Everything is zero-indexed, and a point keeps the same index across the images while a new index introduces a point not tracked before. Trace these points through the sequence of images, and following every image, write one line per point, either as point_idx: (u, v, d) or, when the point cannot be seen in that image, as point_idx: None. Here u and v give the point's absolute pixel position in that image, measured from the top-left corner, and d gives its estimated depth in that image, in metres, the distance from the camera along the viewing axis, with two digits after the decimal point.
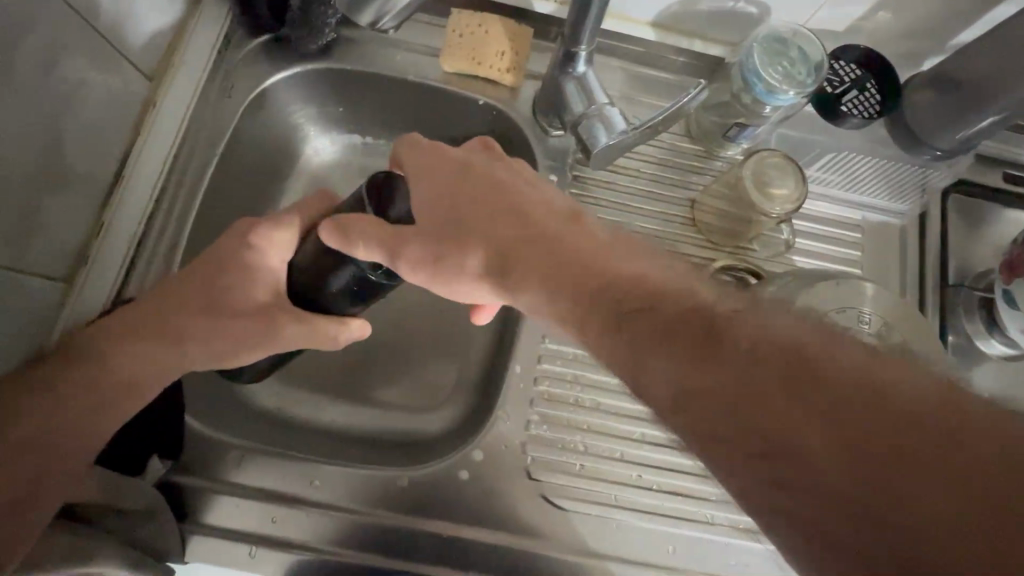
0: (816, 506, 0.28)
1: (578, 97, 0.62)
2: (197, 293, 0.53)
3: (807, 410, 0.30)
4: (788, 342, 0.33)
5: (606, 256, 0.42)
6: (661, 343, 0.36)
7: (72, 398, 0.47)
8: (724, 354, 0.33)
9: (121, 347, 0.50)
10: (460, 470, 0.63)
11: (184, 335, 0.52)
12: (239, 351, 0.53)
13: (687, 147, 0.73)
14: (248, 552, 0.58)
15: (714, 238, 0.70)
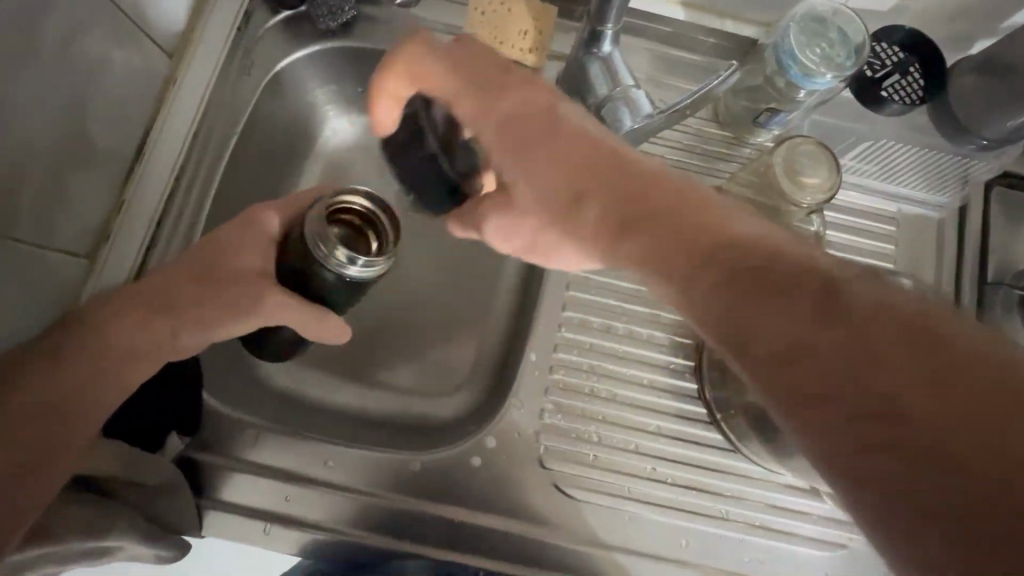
0: (904, 475, 0.25)
1: (602, 79, 0.60)
2: (208, 265, 0.50)
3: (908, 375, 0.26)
4: (898, 302, 0.29)
5: (703, 210, 0.36)
6: (765, 295, 0.31)
7: (74, 367, 0.46)
8: (840, 309, 0.29)
9: (124, 321, 0.48)
10: (472, 456, 0.62)
11: (180, 304, 0.49)
12: (239, 322, 0.51)
13: (714, 132, 0.70)
14: (264, 528, 0.59)
15: None
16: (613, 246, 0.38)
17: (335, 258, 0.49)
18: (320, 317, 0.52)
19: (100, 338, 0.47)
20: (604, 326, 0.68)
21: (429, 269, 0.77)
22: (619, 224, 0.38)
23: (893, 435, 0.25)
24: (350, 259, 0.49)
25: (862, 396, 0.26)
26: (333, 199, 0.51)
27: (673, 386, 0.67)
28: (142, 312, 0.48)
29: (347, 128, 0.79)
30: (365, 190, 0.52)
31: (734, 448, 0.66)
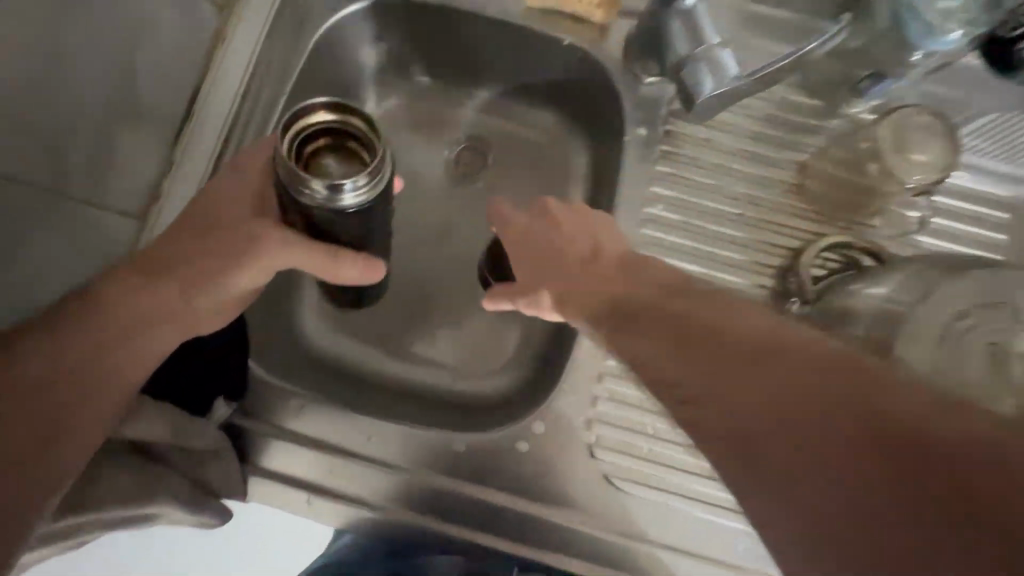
0: (785, 493, 0.27)
1: (683, 37, 0.53)
2: (214, 226, 0.49)
3: (849, 421, 0.27)
4: (824, 350, 0.31)
5: (628, 270, 0.45)
6: (663, 335, 0.37)
7: (100, 336, 0.44)
8: (715, 345, 0.34)
9: (175, 284, 0.47)
10: (518, 441, 0.59)
11: (172, 264, 0.47)
12: (238, 274, 0.48)
13: (802, 101, 0.63)
14: (306, 499, 0.60)
15: (824, 209, 0.61)
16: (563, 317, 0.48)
17: (318, 194, 0.42)
18: (338, 259, 0.49)
19: (103, 310, 0.45)
20: None
21: (476, 243, 0.74)
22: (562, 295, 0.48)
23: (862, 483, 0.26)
24: (334, 189, 0.42)
25: (817, 447, 0.27)
26: (294, 124, 0.44)
27: None
28: (138, 280, 0.47)
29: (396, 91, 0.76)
30: (323, 102, 0.45)
31: None
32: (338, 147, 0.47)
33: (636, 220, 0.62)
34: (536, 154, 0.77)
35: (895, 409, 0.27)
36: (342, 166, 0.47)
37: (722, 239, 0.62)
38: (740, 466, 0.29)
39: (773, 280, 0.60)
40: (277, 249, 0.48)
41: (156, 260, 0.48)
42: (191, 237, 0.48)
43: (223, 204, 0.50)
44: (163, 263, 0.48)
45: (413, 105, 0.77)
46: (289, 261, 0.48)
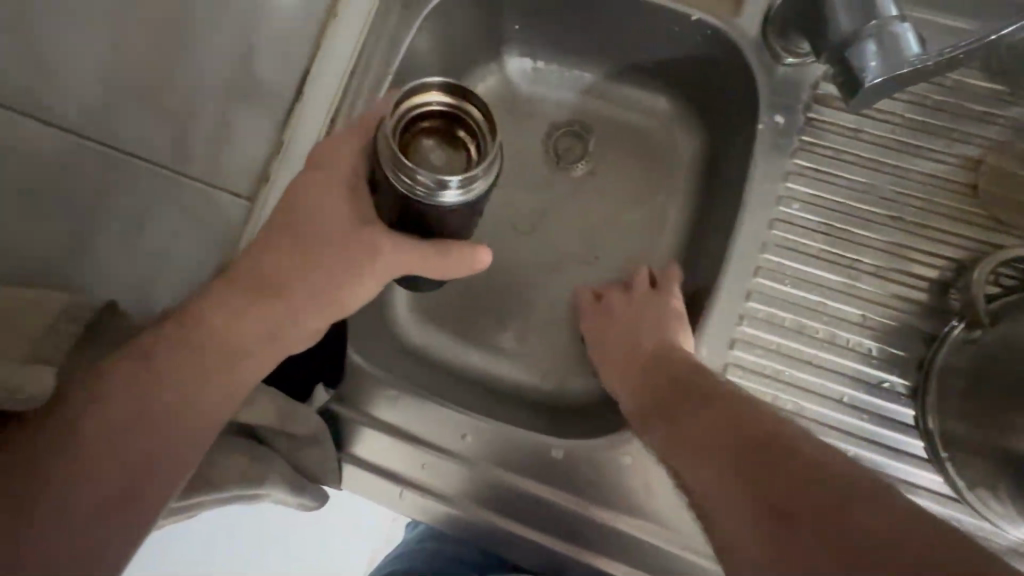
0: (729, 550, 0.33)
1: (851, 8, 0.46)
2: (326, 211, 0.46)
3: (767, 491, 0.33)
4: (764, 425, 0.37)
5: (647, 344, 0.54)
6: (662, 409, 0.45)
7: (206, 359, 0.43)
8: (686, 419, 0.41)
9: (277, 290, 0.46)
10: (621, 453, 0.55)
11: (284, 283, 0.46)
12: (359, 286, 0.46)
13: (982, 86, 0.53)
14: (399, 492, 0.57)
15: (1001, 216, 0.52)
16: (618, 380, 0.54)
17: (421, 185, 0.38)
18: (449, 251, 0.45)
19: (193, 339, 0.43)
20: (798, 326, 0.53)
21: (571, 236, 0.70)
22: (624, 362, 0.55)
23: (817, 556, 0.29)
24: (439, 182, 0.38)
25: (775, 529, 0.31)
26: (404, 105, 0.41)
27: (875, 405, 0.51)
28: (248, 295, 0.45)
29: (496, 70, 0.72)
30: (437, 83, 0.41)
31: (958, 497, 0.49)
32: (444, 131, 0.42)
33: (764, 220, 0.54)
34: (640, 143, 0.71)
35: (808, 487, 0.32)
36: (445, 154, 0.42)
37: (867, 246, 0.54)
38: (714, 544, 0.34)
39: (929, 295, 0.52)
40: (393, 250, 0.45)
41: (267, 241, 0.46)
42: (297, 259, 0.46)
43: (328, 200, 0.46)
44: (265, 267, 0.46)
45: (512, 86, 0.73)
46: (402, 261, 0.45)
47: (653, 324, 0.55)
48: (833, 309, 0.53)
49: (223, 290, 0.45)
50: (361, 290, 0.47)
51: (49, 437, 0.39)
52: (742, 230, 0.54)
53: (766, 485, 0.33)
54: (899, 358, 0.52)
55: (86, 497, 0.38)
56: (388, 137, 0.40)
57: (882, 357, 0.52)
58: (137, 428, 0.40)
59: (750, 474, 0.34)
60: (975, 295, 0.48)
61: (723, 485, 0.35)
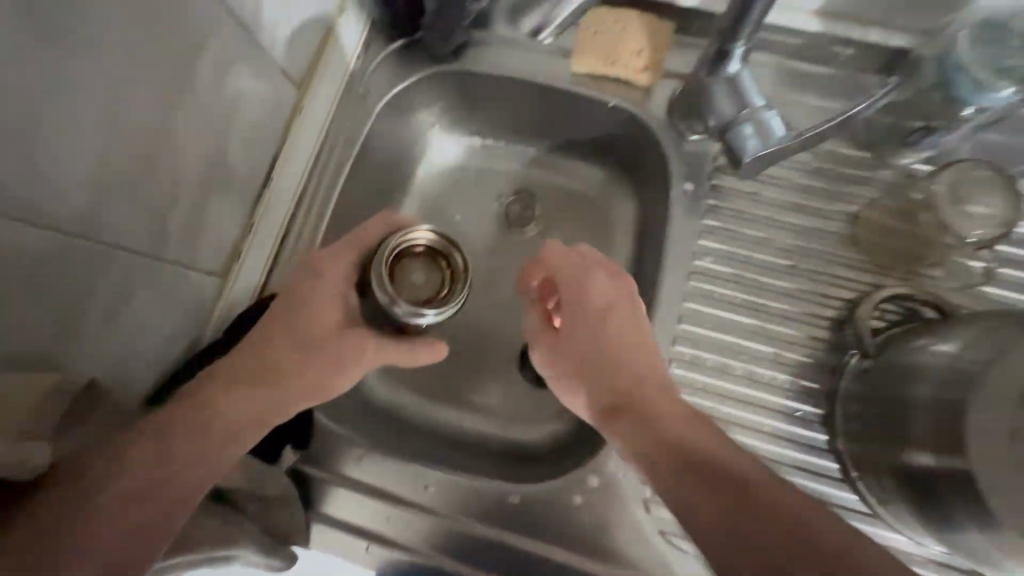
0: None
1: (727, 100, 0.56)
2: (321, 307, 0.53)
3: (809, 545, 0.37)
4: (767, 478, 0.42)
5: (619, 360, 0.51)
6: (664, 454, 0.45)
7: (191, 440, 0.44)
8: (703, 470, 0.43)
9: (284, 377, 0.51)
10: (573, 494, 0.59)
11: (280, 374, 0.51)
12: (342, 377, 0.53)
13: (852, 154, 0.63)
14: (365, 547, 0.59)
15: (880, 260, 0.60)
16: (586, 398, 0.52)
17: (400, 309, 0.53)
18: (416, 349, 0.56)
19: (197, 421, 0.45)
20: (720, 365, 0.60)
21: (524, 293, 0.76)
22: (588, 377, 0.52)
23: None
24: (416, 312, 0.53)
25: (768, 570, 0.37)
26: (398, 240, 0.53)
27: (793, 433, 0.58)
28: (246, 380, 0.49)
29: (449, 148, 0.81)
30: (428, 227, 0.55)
31: (872, 512, 0.54)
32: (426, 258, 0.55)
33: (684, 273, 0.62)
34: (581, 207, 0.80)
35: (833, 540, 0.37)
36: (422, 275, 0.55)
37: (775, 291, 0.62)
38: None
39: (830, 332, 0.60)
40: (374, 349, 0.54)
41: (259, 330, 0.52)
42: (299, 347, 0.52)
43: (322, 303, 0.53)
44: (275, 354, 0.51)
45: (465, 162, 0.82)
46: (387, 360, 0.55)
47: (631, 333, 0.52)
48: (750, 348, 0.60)
49: (218, 378, 0.48)
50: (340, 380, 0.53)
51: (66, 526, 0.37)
52: (666, 283, 0.62)
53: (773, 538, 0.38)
54: (811, 389, 0.59)
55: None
56: (383, 267, 0.53)
57: (795, 389, 0.59)
58: (144, 496, 0.40)
59: (743, 520, 0.39)
60: (862, 330, 0.55)
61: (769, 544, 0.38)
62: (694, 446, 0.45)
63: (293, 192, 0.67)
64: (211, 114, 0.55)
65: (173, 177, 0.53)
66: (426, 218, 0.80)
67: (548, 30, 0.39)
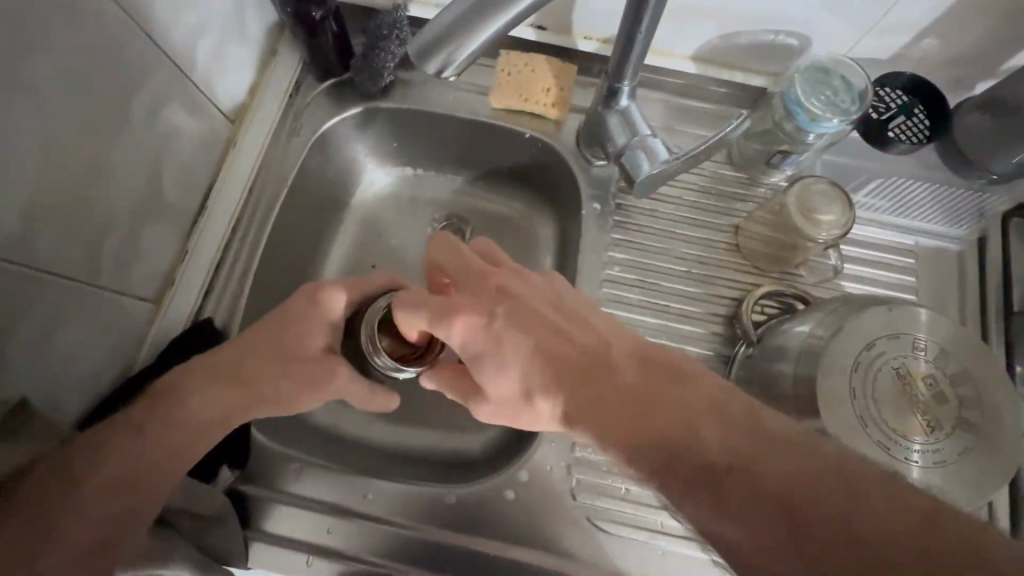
0: (757, 528, 0.38)
1: (621, 130, 0.65)
2: (308, 323, 0.56)
3: (765, 466, 0.39)
4: (718, 407, 0.43)
5: (537, 327, 0.48)
6: (604, 412, 0.44)
7: (165, 435, 0.48)
8: (648, 418, 0.43)
9: (259, 391, 0.53)
10: (505, 489, 0.63)
11: (258, 381, 0.53)
12: (315, 392, 0.56)
13: (730, 175, 0.74)
14: (305, 560, 0.60)
15: (759, 262, 0.70)
16: (510, 378, 0.49)
17: (380, 360, 0.57)
18: (377, 393, 0.60)
19: (183, 416, 0.50)
20: None
21: None
22: (506, 358, 0.48)
23: (773, 549, 0.37)
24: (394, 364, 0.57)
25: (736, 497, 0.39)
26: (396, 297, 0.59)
27: None
28: (226, 382, 0.52)
29: (384, 179, 0.87)
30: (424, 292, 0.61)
31: None
32: None
33: (596, 281, 0.70)
34: (507, 228, 0.87)
35: (785, 456, 0.39)
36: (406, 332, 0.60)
37: (675, 294, 0.70)
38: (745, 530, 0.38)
39: (723, 327, 0.69)
40: (347, 378, 0.57)
41: (241, 338, 0.55)
42: (275, 362, 0.54)
43: (315, 327, 0.56)
44: (249, 364, 0.53)
45: (399, 191, 0.87)
46: (359, 384, 0.58)
47: (530, 333, 0.48)
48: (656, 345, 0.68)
49: (198, 380, 0.52)
50: (315, 394, 0.56)
51: (58, 510, 0.41)
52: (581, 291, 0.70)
53: (707, 503, 0.40)
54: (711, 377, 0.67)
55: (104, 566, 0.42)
56: (376, 315, 0.58)
57: None
58: (125, 484, 0.45)
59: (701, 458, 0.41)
60: (745, 323, 0.64)
61: (728, 475, 0.40)
62: (637, 391, 0.44)
63: (229, 219, 0.69)
64: (147, 148, 0.58)
65: (108, 205, 0.55)
66: (363, 244, 0.84)
67: (449, 69, 0.47)
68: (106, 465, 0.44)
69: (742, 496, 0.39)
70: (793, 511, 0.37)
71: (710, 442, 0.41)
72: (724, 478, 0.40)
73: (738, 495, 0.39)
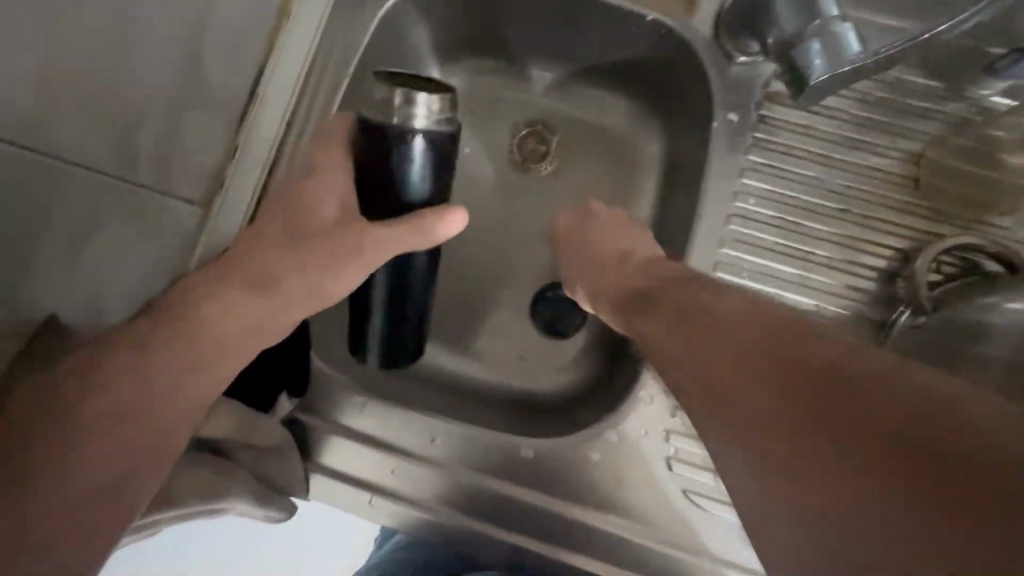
0: (827, 496, 0.28)
1: (792, 13, 0.49)
2: (316, 197, 0.47)
3: (865, 424, 0.28)
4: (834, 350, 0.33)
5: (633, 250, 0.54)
6: (684, 331, 0.39)
7: (168, 360, 0.42)
8: (723, 340, 0.36)
9: (272, 289, 0.46)
10: (590, 450, 0.55)
11: (277, 279, 0.46)
12: (341, 275, 0.46)
13: (920, 84, 0.56)
14: (368, 499, 0.56)
15: (940, 206, 0.54)
16: (593, 272, 0.55)
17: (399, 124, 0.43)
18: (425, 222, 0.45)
19: (181, 342, 0.43)
20: None
21: (538, 235, 0.71)
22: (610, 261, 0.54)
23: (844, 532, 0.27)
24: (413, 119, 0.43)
25: (808, 452, 0.29)
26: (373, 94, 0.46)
27: None
28: (242, 290, 0.45)
29: (461, 72, 0.73)
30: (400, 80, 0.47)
31: None
32: None
33: (720, 217, 0.56)
34: (604, 141, 0.72)
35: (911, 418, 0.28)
36: None
37: (821, 238, 0.56)
38: (810, 499, 0.28)
39: (878, 285, 0.55)
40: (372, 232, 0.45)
41: (241, 246, 0.46)
42: (281, 251, 0.46)
43: (321, 195, 0.47)
44: (259, 262, 0.46)
45: (474, 89, 0.74)
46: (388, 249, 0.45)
47: (621, 250, 0.55)
48: (787, 300, 0.55)
49: (201, 301, 0.44)
50: (344, 280, 0.46)
51: (55, 465, 0.37)
52: (700, 227, 0.56)
53: (767, 448, 0.31)
54: None
55: (125, 511, 0.39)
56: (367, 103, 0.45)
57: None
58: (129, 416, 0.40)
59: (778, 394, 0.31)
60: (919, 281, 0.49)
61: (808, 422, 0.30)
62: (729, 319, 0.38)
63: (287, 106, 0.56)
64: None
65: None
66: None
67: None
68: (99, 398, 0.40)
69: (823, 452, 0.28)
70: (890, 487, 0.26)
71: (821, 354, 0.32)
72: (802, 424, 0.30)
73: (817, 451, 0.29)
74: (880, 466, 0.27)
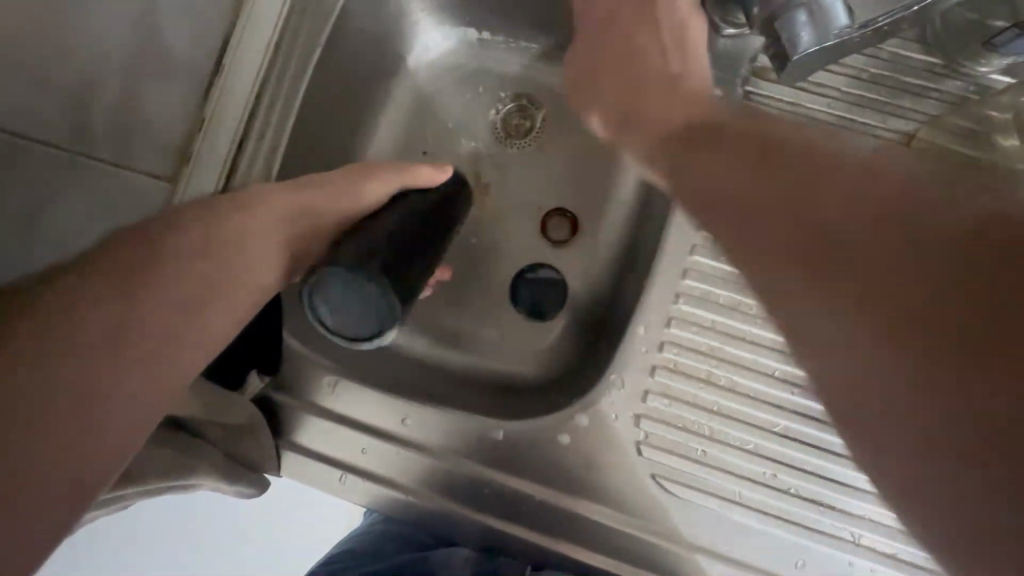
0: (837, 354, 0.27)
1: None
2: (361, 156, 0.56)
3: (886, 290, 0.27)
4: (872, 185, 0.30)
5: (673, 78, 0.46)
6: (725, 148, 0.37)
7: (177, 289, 0.40)
8: (769, 167, 0.34)
9: (322, 187, 0.51)
10: (560, 432, 0.54)
11: (326, 180, 0.52)
12: (382, 180, 0.53)
13: (917, 60, 0.53)
14: (339, 477, 0.56)
15: None
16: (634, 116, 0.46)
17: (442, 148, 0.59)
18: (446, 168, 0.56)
19: (189, 284, 0.41)
20: (733, 304, 0.54)
21: (520, 213, 0.70)
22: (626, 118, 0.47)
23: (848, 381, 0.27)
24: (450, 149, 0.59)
25: (814, 300, 0.28)
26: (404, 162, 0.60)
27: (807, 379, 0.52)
28: (291, 185, 0.50)
29: (442, 42, 0.71)
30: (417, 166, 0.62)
31: None
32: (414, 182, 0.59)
33: None
34: None
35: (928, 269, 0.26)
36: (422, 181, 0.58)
37: None
38: (817, 345, 0.28)
39: None
40: (413, 167, 0.55)
41: (195, 216, 0.44)
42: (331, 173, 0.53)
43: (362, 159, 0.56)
44: (303, 181, 0.51)
45: (459, 59, 0.72)
46: (408, 172, 0.54)
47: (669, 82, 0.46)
48: None
49: (198, 262, 0.42)
50: (368, 193, 0.52)
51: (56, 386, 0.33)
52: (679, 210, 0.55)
53: (786, 290, 0.30)
54: None
55: (121, 449, 0.36)
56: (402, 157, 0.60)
57: None
58: (138, 338, 0.37)
59: (801, 251, 0.30)
60: None
61: (825, 279, 0.28)
62: (775, 144, 0.35)
63: (257, 76, 0.54)
64: None
65: None
66: (414, 122, 0.71)
67: None
68: (103, 313, 0.36)
69: (830, 295, 0.28)
70: (890, 336, 0.26)
71: (872, 199, 0.30)
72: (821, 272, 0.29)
73: (828, 296, 0.28)
74: (880, 326, 0.26)
